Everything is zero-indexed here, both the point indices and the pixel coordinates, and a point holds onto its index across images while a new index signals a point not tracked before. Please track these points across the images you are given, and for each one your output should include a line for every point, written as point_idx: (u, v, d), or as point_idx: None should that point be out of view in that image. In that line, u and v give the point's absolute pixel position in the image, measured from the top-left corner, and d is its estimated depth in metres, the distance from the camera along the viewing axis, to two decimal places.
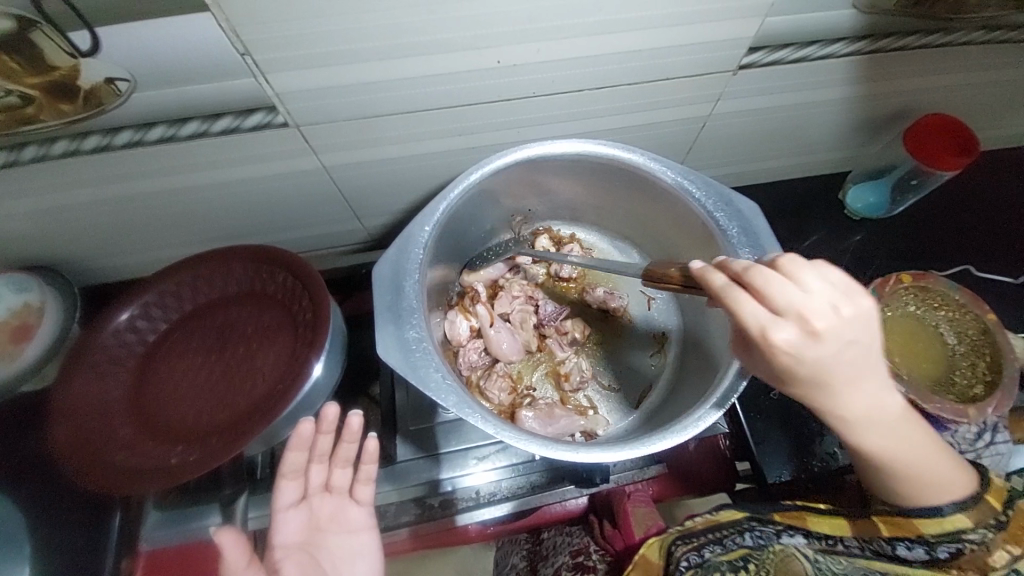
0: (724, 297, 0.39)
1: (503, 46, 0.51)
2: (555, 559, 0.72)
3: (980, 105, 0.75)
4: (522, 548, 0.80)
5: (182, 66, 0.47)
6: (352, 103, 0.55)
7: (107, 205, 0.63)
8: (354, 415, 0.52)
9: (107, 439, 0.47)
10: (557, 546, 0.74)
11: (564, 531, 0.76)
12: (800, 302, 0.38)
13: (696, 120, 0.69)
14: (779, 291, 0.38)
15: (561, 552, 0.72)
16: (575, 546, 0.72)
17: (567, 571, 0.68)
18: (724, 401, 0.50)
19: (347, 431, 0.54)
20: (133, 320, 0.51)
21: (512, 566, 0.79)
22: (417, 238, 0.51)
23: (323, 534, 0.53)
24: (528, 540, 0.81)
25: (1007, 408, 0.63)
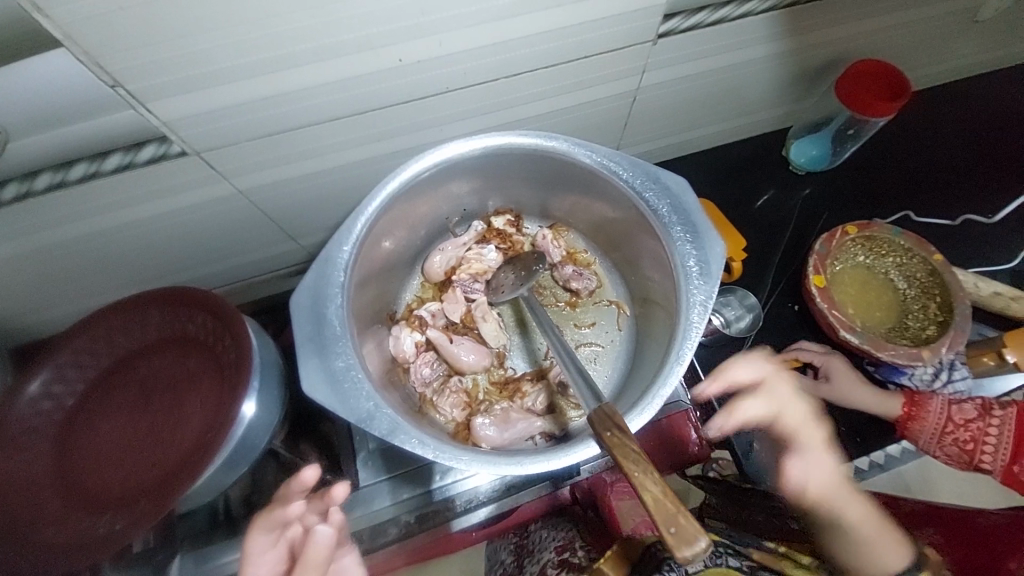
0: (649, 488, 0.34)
1: (401, 43, 0.48)
2: (540, 555, 0.68)
3: (906, 47, 0.74)
4: (510, 543, 0.78)
5: (50, 108, 0.43)
6: (254, 121, 0.52)
7: (13, 263, 0.59)
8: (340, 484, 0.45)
9: (32, 518, 0.44)
10: (542, 543, 0.71)
11: (549, 525, 0.73)
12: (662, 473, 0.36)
13: (625, 95, 0.66)
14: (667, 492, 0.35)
15: (547, 548, 0.68)
16: (560, 542, 0.68)
17: (550, 569, 0.64)
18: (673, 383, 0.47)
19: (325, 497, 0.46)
20: (45, 386, 0.47)
21: (502, 563, 0.78)
22: (337, 259, 0.48)
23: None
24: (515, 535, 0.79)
25: (962, 344, 0.64)
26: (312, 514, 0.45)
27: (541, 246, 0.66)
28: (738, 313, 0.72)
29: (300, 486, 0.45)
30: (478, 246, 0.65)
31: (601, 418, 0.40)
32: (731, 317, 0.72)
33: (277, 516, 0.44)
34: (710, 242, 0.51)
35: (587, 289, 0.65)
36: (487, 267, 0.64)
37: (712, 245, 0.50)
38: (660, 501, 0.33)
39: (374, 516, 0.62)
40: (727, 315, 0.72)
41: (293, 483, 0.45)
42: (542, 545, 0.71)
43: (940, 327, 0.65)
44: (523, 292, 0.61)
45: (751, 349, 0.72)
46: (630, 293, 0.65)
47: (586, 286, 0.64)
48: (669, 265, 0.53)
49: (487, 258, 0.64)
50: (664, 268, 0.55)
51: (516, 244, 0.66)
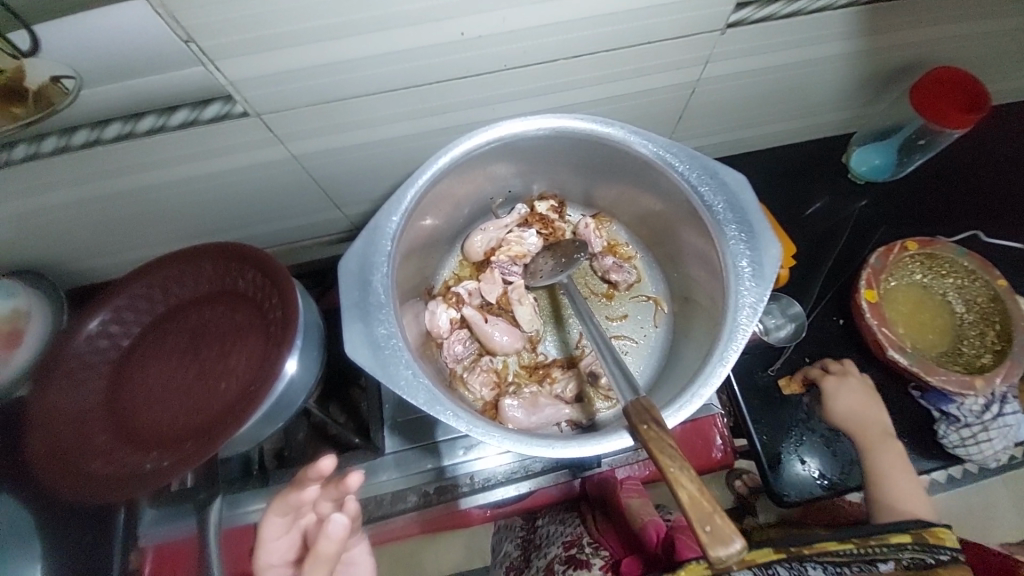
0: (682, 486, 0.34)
1: (464, 16, 0.47)
2: (548, 550, 0.70)
3: (995, 55, 0.69)
4: (516, 536, 0.79)
5: (126, 59, 0.44)
6: (314, 87, 0.52)
7: (79, 208, 0.62)
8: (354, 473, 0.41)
9: (86, 447, 0.46)
10: (549, 537, 0.72)
11: (558, 520, 0.74)
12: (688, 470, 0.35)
13: (684, 86, 0.64)
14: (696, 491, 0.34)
15: (554, 543, 0.69)
16: (567, 538, 0.69)
17: (559, 564, 0.66)
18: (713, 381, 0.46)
19: (339, 486, 0.44)
20: (104, 325, 0.50)
21: (505, 553, 0.78)
22: (385, 229, 0.49)
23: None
24: (522, 528, 0.80)
25: (1017, 376, 0.61)
26: (326, 502, 0.44)
27: (582, 235, 0.65)
28: (778, 322, 0.70)
29: (316, 474, 0.42)
30: (519, 228, 0.64)
31: (638, 410, 0.39)
32: (771, 325, 0.70)
33: (292, 499, 0.44)
34: (764, 244, 0.49)
35: (626, 282, 0.64)
36: (527, 251, 0.63)
37: (767, 247, 0.49)
38: (695, 498, 0.33)
39: (394, 483, 0.64)
40: (767, 323, 0.71)
41: (311, 469, 0.42)
42: (549, 540, 0.72)
43: (997, 356, 0.62)
44: (563, 279, 0.61)
45: (788, 359, 0.70)
46: (670, 290, 0.64)
47: (625, 279, 0.63)
48: (718, 263, 0.51)
49: (527, 241, 0.64)
50: (711, 266, 0.53)
51: (557, 230, 0.65)
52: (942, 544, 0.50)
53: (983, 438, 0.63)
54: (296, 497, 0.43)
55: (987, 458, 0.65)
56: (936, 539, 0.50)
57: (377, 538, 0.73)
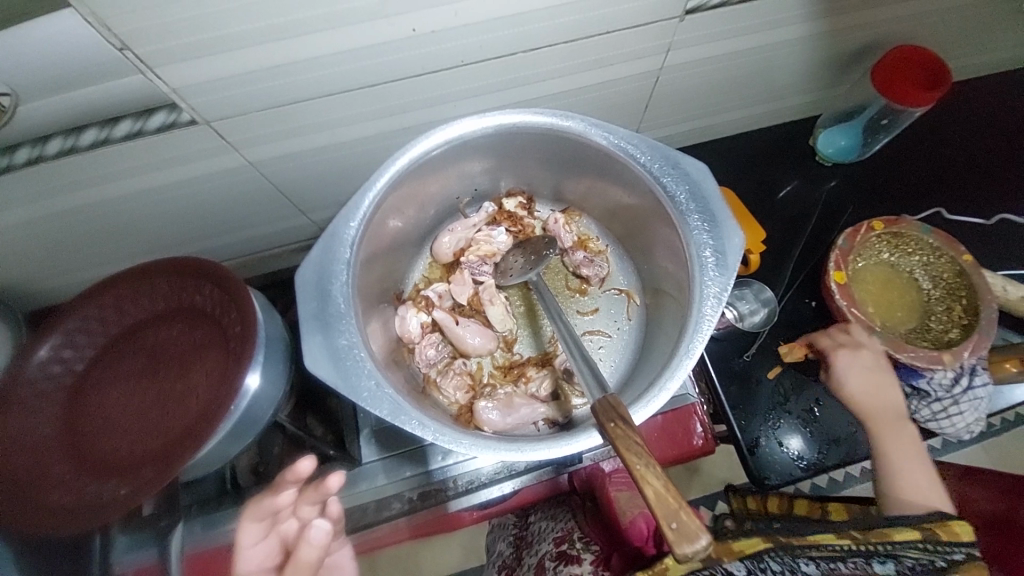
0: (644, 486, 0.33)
1: (414, 12, 0.46)
2: (539, 547, 0.70)
3: (951, 32, 0.70)
4: (508, 534, 0.81)
5: (58, 72, 0.42)
6: (263, 91, 0.50)
7: (28, 228, 0.59)
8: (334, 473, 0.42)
9: (41, 479, 0.44)
10: (541, 534, 0.73)
11: (550, 516, 0.75)
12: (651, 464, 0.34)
13: (647, 75, 0.64)
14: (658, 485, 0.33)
15: (545, 540, 0.70)
16: (558, 534, 0.70)
17: (549, 560, 0.66)
18: (679, 376, 0.46)
19: (319, 488, 0.44)
20: (55, 350, 0.47)
21: (498, 553, 0.80)
22: (343, 236, 0.47)
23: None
24: (514, 526, 0.81)
25: (985, 349, 0.61)
26: (306, 504, 0.44)
27: (552, 231, 0.64)
28: (754, 307, 0.71)
29: (294, 476, 0.43)
30: (489, 227, 0.64)
31: (605, 408, 0.39)
32: (746, 311, 0.71)
33: (269, 504, 0.45)
34: (728, 232, 0.49)
35: (598, 276, 0.63)
36: (496, 250, 0.62)
37: (731, 236, 0.48)
38: (661, 495, 0.32)
39: (377, 491, 0.63)
40: (740, 310, 0.71)
41: (287, 473, 0.43)
42: (541, 537, 0.72)
43: (963, 331, 0.62)
44: (533, 278, 0.59)
45: (763, 345, 0.70)
46: (642, 282, 0.63)
47: (597, 272, 0.63)
48: (684, 256, 0.51)
49: (495, 241, 0.63)
50: (678, 258, 0.53)
51: (526, 227, 0.65)
52: (958, 541, 0.49)
53: (954, 412, 0.63)
54: (273, 500, 0.44)
55: (961, 432, 0.65)
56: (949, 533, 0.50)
57: (364, 547, 0.72)
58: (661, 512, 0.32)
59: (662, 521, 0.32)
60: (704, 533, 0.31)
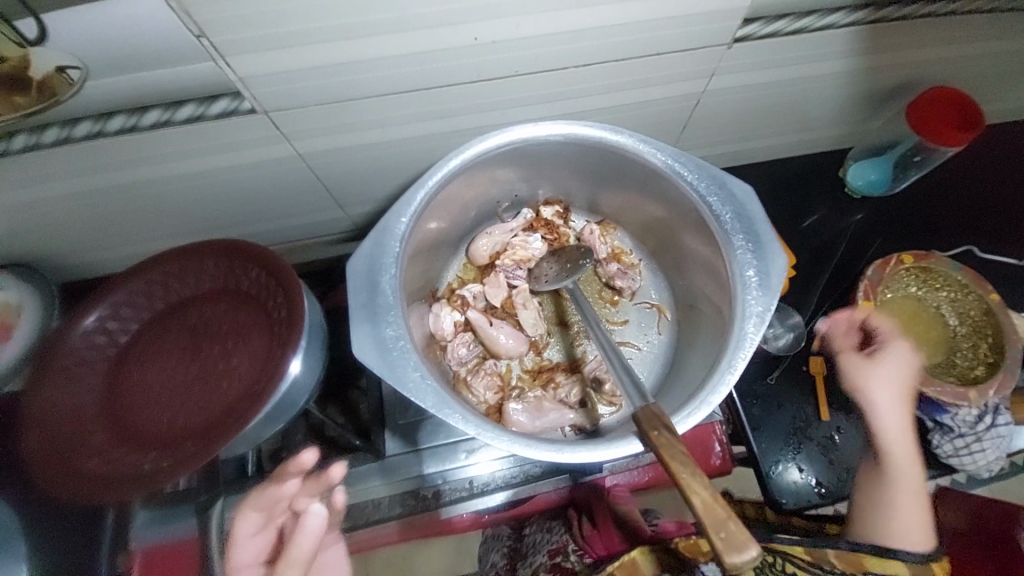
0: (692, 499, 0.33)
1: (479, 22, 0.48)
2: (534, 558, 0.72)
3: (989, 76, 0.71)
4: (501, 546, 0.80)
5: (136, 53, 0.44)
6: (324, 85, 0.52)
7: (75, 200, 0.61)
8: (335, 466, 0.46)
9: (81, 445, 0.45)
10: (536, 545, 0.74)
11: (545, 528, 0.76)
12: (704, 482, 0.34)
13: (690, 97, 0.65)
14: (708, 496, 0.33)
15: (540, 552, 0.72)
16: (553, 546, 0.71)
17: (544, 571, 0.68)
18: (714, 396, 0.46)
19: (321, 479, 0.47)
20: (103, 320, 0.48)
21: (491, 564, 0.79)
22: (394, 230, 0.49)
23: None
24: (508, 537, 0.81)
25: (1009, 388, 0.61)
26: (306, 496, 0.46)
27: (587, 241, 0.65)
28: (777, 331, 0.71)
29: (298, 464, 0.47)
30: (527, 232, 0.65)
31: (648, 417, 0.39)
32: (770, 333, 0.71)
33: (270, 495, 0.47)
34: (771, 253, 0.50)
35: (631, 289, 0.64)
36: (531, 255, 0.63)
37: (774, 257, 0.49)
38: (708, 505, 0.33)
39: (396, 486, 0.63)
40: (766, 332, 0.71)
41: (293, 461, 0.47)
42: (536, 548, 0.74)
43: (990, 369, 0.63)
44: (568, 285, 0.60)
45: (786, 369, 0.70)
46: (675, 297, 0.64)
47: (632, 284, 0.63)
48: (725, 274, 0.52)
49: (531, 247, 0.64)
50: (717, 275, 0.54)
51: (562, 235, 0.66)
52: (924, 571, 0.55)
53: (976, 449, 0.63)
54: (275, 492, 0.47)
55: (980, 470, 0.66)
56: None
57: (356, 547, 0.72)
58: (709, 524, 0.32)
59: (709, 536, 0.32)
60: (751, 543, 0.31)
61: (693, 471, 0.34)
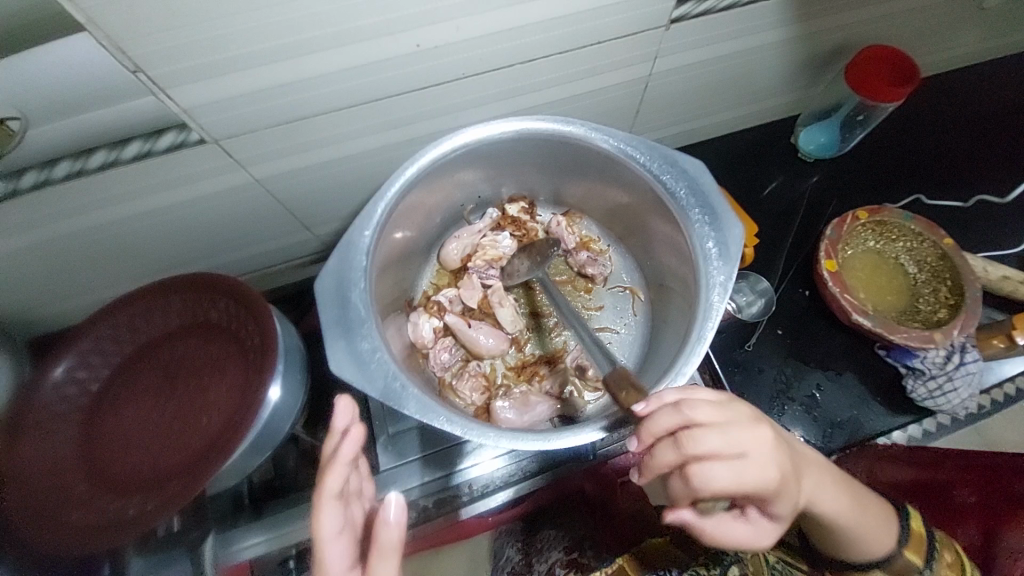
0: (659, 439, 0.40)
1: (417, 29, 0.48)
2: (548, 554, 0.71)
3: (917, 31, 0.74)
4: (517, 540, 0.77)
5: (71, 96, 0.43)
6: (271, 108, 0.52)
7: (30, 252, 0.59)
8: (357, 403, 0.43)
9: (62, 500, 0.44)
10: (550, 542, 0.73)
11: (557, 524, 0.75)
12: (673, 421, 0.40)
13: (637, 81, 0.67)
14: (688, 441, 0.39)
15: (555, 547, 0.71)
16: (568, 543, 0.71)
17: (560, 568, 0.67)
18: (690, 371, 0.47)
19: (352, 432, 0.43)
20: (71, 371, 0.47)
21: (507, 559, 0.77)
22: (358, 244, 0.48)
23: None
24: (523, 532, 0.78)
25: (973, 327, 0.64)
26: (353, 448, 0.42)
27: (555, 233, 0.66)
28: (750, 299, 0.73)
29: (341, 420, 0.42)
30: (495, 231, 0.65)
31: (617, 378, 0.46)
32: (742, 302, 0.73)
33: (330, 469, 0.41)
34: (727, 225, 0.51)
35: (602, 275, 0.65)
36: (501, 253, 0.64)
37: (730, 228, 0.51)
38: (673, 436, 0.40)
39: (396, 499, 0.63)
40: (739, 301, 0.73)
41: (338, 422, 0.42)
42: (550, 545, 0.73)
43: (952, 310, 0.65)
44: (539, 273, 0.62)
45: (762, 336, 0.73)
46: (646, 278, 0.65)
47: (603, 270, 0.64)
48: (689, 250, 0.53)
49: (499, 246, 0.64)
50: (682, 253, 0.55)
51: (529, 230, 0.66)
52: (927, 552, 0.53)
53: (949, 388, 0.65)
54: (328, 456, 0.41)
55: (958, 409, 0.68)
56: (919, 556, 0.53)
57: None
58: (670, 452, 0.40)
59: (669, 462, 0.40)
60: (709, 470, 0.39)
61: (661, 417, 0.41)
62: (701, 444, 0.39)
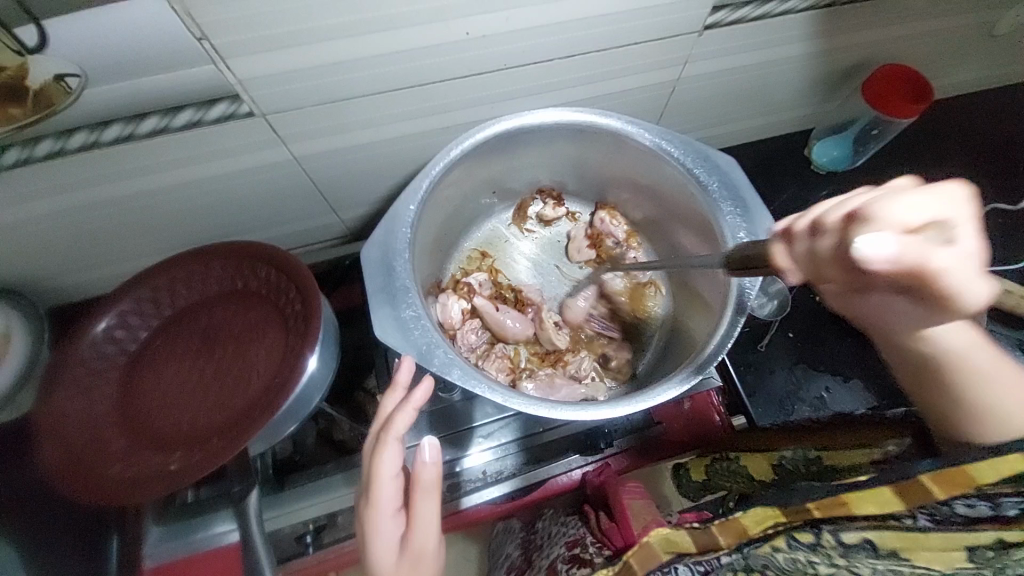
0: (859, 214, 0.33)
1: (470, 16, 0.50)
2: (550, 551, 0.66)
3: (932, 53, 0.78)
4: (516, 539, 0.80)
5: (137, 58, 0.45)
6: (320, 86, 0.54)
7: (64, 216, 0.60)
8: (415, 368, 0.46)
9: (100, 454, 0.44)
10: (551, 537, 0.71)
11: (558, 522, 0.73)
12: (902, 213, 0.32)
13: (667, 84, 0.69)
14: (899, 213, 0.32)
15: (557, 545, 0.67)
16: (571, 538, 0.66)
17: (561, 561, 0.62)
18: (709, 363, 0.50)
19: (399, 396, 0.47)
20: (111, 329, 0.48)
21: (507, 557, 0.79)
22: (403, 217, 0.52)
23: (427, 564, 0.41)
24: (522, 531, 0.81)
25: (980, 335, 0.67)
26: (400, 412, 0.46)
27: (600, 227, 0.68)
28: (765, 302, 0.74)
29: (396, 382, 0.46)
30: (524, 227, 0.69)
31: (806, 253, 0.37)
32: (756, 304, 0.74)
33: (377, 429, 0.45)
34: (757, 218, 0.54)
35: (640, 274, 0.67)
36: None
37: (759, 221, 0.53)
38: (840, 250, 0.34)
39: None
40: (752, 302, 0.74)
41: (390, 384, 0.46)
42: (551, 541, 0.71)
43: None
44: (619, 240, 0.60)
45: (775, 338, 0.73)
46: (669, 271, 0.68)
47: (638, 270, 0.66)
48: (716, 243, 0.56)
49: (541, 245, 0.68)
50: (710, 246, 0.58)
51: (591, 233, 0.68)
52: None
53: None
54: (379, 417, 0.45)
55: None
56: None
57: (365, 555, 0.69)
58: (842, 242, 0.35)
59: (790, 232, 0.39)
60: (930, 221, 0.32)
61: (883, 212, 0.32)
62: (859, 198, 0.35)
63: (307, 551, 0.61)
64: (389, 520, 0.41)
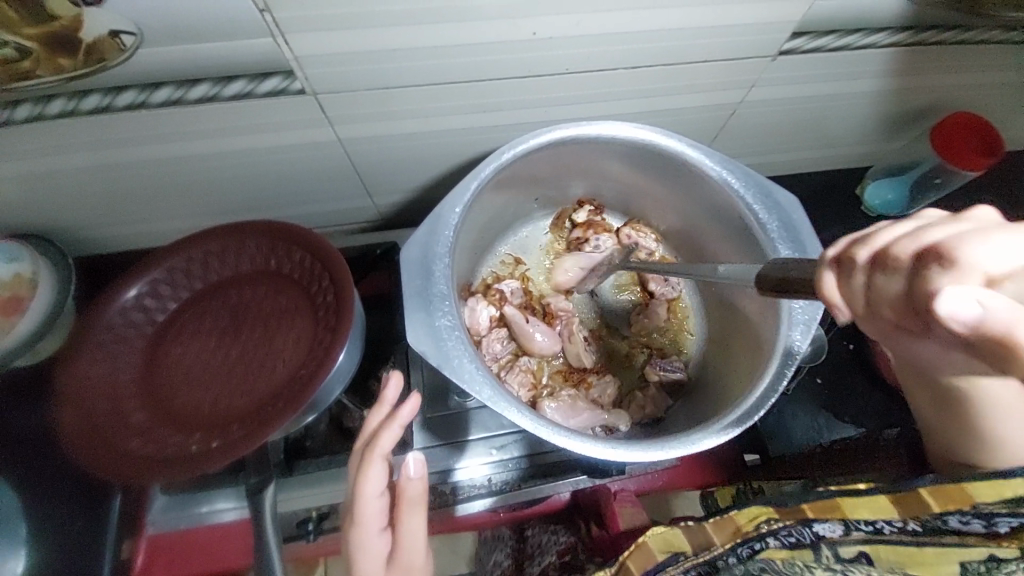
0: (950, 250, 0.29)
1: (539, 16, 0.48)
2: (543, 559, 0.72)
3: (1010, 104, 0.74)
4: (506, 546, 0.80)
5: (194, 22, 0.43)
6: (374, 71, 0.52)
7: (102, 171, 0.59)
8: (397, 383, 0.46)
9: (118, 424, 0.44)
10: (542, 546, 0.74)
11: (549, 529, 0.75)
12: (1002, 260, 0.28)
13: (727, 107, 0.67)
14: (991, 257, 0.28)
15: (548, 552, 0.72)
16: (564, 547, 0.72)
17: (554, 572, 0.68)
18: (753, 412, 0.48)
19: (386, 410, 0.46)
20: (140, 297, 0.47)
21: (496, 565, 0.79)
22: (447, 219, 0.50)
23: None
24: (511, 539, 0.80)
25: None
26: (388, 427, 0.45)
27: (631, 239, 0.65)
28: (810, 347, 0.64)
29: (385, 399, 0.45)
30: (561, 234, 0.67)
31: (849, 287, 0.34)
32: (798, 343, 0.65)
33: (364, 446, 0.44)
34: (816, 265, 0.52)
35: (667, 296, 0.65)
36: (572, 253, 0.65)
37: None
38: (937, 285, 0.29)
39: None
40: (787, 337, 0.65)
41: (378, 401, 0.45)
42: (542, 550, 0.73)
43: None
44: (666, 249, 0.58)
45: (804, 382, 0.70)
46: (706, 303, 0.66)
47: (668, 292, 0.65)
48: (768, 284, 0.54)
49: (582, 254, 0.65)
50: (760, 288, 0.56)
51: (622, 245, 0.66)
52: None
53: None
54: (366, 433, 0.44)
55: None
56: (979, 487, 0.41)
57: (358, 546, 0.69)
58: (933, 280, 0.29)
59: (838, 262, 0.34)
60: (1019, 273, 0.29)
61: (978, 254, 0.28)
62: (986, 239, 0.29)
63: (307, 537, 0.62)
64: (377, 537, 0.41)
